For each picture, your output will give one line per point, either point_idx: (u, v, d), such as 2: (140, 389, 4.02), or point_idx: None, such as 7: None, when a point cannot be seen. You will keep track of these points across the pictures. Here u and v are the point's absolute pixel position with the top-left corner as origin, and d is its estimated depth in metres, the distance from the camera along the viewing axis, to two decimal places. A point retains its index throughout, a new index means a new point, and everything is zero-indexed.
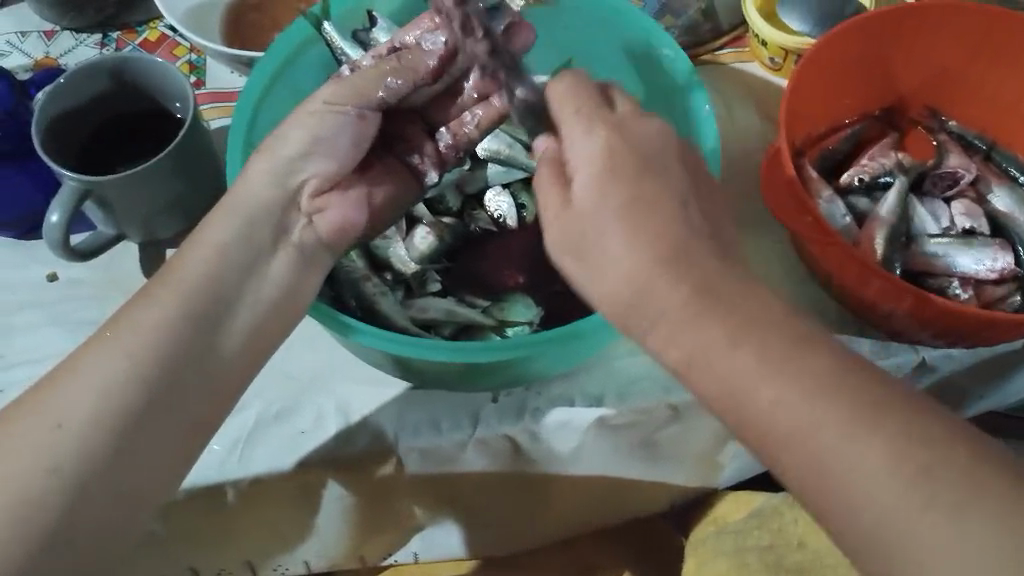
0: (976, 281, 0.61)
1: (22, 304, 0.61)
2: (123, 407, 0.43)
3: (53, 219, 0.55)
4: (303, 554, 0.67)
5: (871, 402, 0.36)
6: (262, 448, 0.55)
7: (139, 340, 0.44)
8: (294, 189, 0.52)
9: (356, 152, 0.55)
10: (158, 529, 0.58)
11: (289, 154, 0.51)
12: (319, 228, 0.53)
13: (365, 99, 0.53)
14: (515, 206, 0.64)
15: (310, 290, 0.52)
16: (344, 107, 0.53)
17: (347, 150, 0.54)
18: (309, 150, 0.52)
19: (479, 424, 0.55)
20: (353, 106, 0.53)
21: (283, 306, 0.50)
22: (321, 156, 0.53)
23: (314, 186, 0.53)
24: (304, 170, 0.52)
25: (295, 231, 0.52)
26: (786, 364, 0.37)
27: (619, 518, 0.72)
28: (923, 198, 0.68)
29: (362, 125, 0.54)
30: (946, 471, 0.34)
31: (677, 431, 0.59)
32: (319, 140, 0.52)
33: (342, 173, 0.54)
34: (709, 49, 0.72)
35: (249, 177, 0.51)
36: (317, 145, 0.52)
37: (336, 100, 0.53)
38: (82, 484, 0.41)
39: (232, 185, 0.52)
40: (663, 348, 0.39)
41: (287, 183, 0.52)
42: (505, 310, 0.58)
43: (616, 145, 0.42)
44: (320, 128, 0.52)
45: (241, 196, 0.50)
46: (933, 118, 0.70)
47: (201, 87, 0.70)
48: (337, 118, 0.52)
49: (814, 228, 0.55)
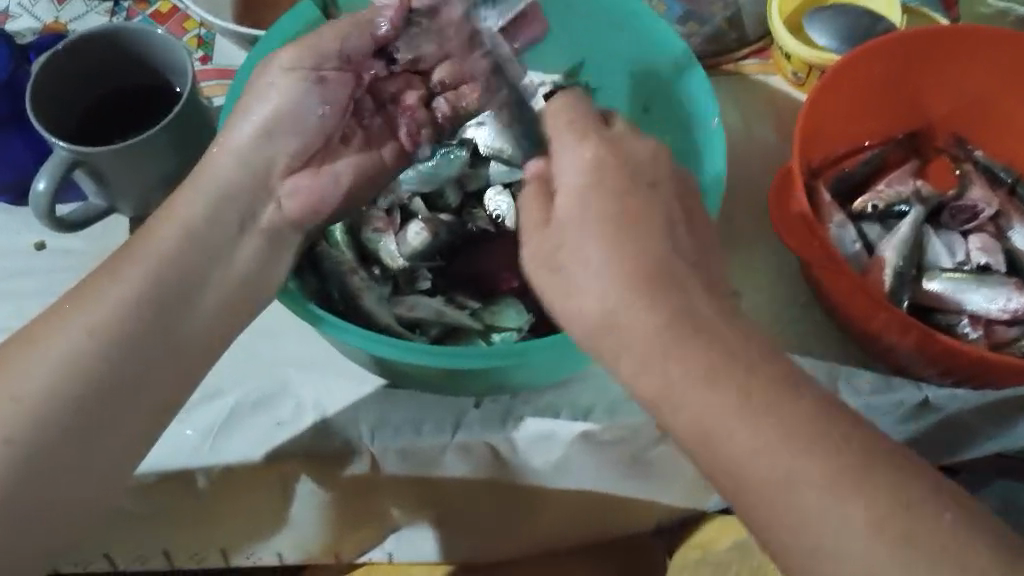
0: (987, 321, 0.59)
1: (7, 271, 0.60)
2: (84, 383, 0.42)
3: (40, 187, 0.53)
4: (276, 545, 0.65)
5: (841, 437, 0.35)
6: (236, 436, 0.53)
7: (101, 314, 0.43)
8: (267, 169, 0.51)
9: (322, 123, 0.54)
10: (124, 509, 0.56)
11: (249, 132, 0.51)
12: (288, 210, 0.52)
13: (321, 58, 0.53)
14: (515, 207, 0.62)
15: (278, 277, 0.50)
16: (303, 74, 0.52)
17: (311, 120, 0.53)
18: (273, 124, 0.51)
19: (460, 428, 0.54)
20: (311, 70, 0.52)
21: (250, 288, 0.49)
22: (289, 129, 0.52)
23: (285, 165, 0.52)
24: (272, 149, 0.51)
25: (264, 214, 0.51)
26: (767, 403, 0.36)
27: (616, 532, 0.70)
28: (939, 230, 0.65)
29: (322, 88, 0.53)
30: (931, 530, 0.33)
31: (666, 451, 0.57)
32: (283, 112, 0.52)
33: (310, 153, 0.54)
34: (733, 59, 0.69)
35: (215, 157, 0.50)
36: (282, 116, 0.51)
37: (297, 66, 0.52)
38: (35, 460, 0.40)
39: (196, 168, 0.51)
40: (642, 374, 0.38)
41: (256, 166, 0.51)
42: (495, 314, 0.56)
43: (609, 164, 0.41)
44: (284, 101, 0.51)
45: (208, 174, 0.50)
46: (959, 145, 0.67)
47: (208, 63, 0.69)
48: (294, 86, 0.52)
49: (822, 254, 0.53)
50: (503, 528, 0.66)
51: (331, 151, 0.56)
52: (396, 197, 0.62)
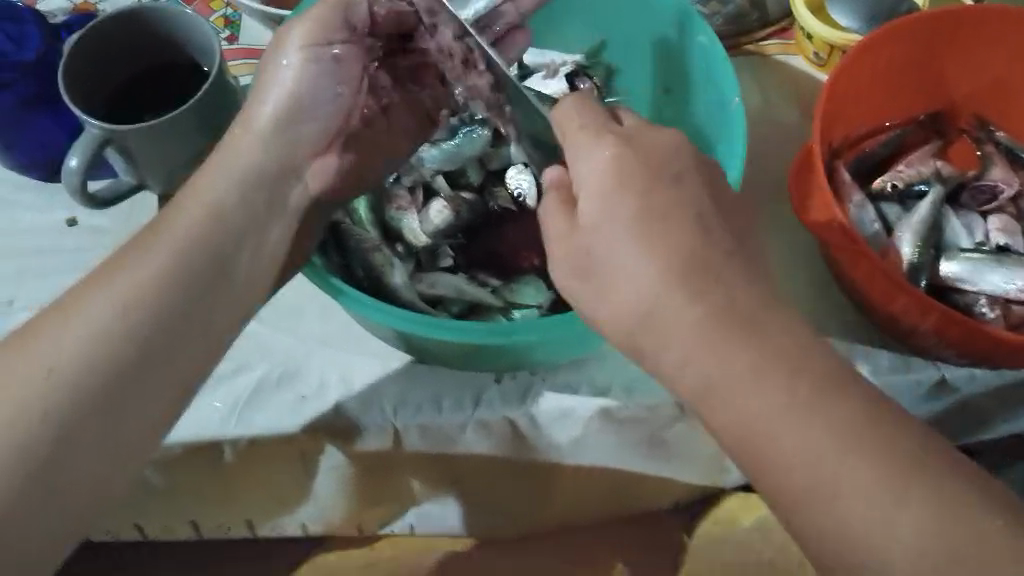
0: (1006, 301, 0.59)
1: (40, 246, 0.62)
2: (117, 358, 0.43)
3: (72, 163, 0.55)
4: (301, 517, 0.67)
5: None
6: (262, 410, 0.55)
7: (134, 290, 0.45)
8: (292, 155, 0.52)
9: (339, 102, 0.55)
10: (152, 481, 0.58)
11: (270, 114, 0.52)
12: (313, 191, 0.53)
13: (330, 37, 0.53)
14: (536, 184, 0.63)
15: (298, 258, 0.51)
16: (316, 51, 0.52)
17: (330, 100, 0.54)
18: (292, 105, 0.52)
19: (480, 405, 0.55)
20: (320, 49, 0.52)
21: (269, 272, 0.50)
22: (308, 113, 0.53)
23: (312, 148, 0.53)
24: (295, 135, 0.52)
25: (290, 194, 0.52)
26: None
27: (634, 510, 0.71)
28: (959, 210, 0.65)
29: (339, 68, 0.54)
30: None
31: (684, 429, 0.57)
32: (302, 98, 0.52)
33: (333, 132, 0.54)
34: (754, 39, 0.70)
35: (237, 137, 0.51)
36: (300, 100, 0.52)
37: (310, 41, 0.52)
38: (69, 433, 0.42)
39: (221, 146, 0.52)
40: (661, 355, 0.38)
41: (279, 153, 0.52)
42: (514, 291, 0.57)
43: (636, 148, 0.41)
44: (300, 80, 0.52)
45: (235, 156, 0.51)
46: (980, 128, 0.68)
47: (234, 43, 0.70)
48: (305, 65, 0.52)
49: (843, 236, 0.53)
50: (520, 506, 0.68)
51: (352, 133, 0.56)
52: (418, 175, 0.63)
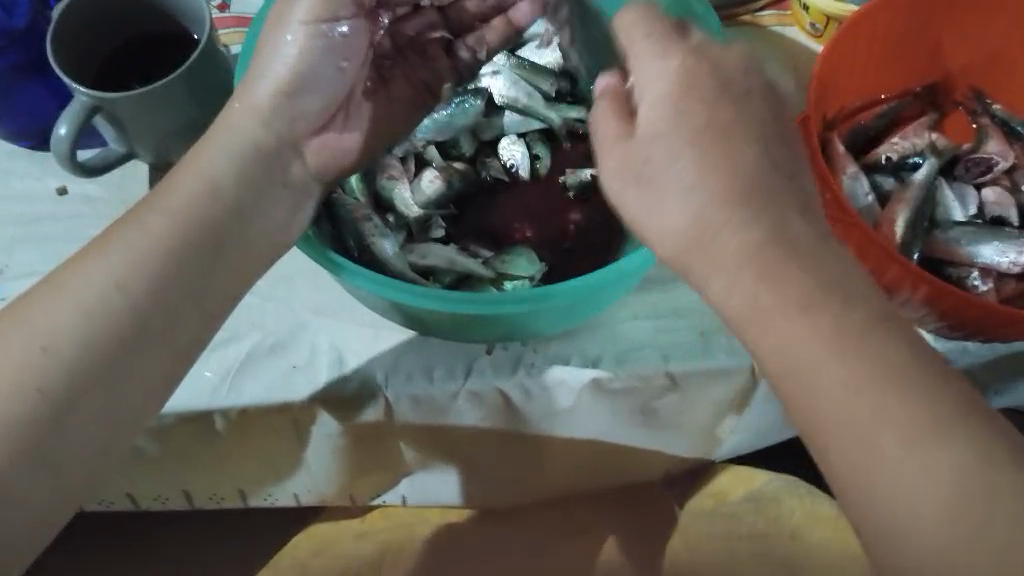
0: (999, 274, 0.59)
1: (32, 215, 0.61)
2: (113, 331, 0.43)
3: (61, 132, 0.54)
4: (293, 487, 0.67)
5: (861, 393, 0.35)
6: (255, 380, 0.55)
7: (130, 263, 0.44)
8: (284, 131, 0.51)
9: (342, 78, 0.53)
10: (145, 449, 0.58)
11: (270, 88, 0.50)
12: (311, 165, 0.52)
13: (336, 13, 0.50)
14: (529, 157, 0.63)
15: (297, 229, 0.51)
16: (321, 27, 0.50)
17: (334, 76, 0.52)
18: (293, 79, 0.50)
19: (472, 375, 0.55)
20: (327, 24, 0.50)
21: (267, 244, 0.49)
22: (310, 92, 0.51)
23: (310, 125, 0.52)
24: (297, 110, 0.51)
25: (287, 167, 0.51)
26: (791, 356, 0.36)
27: (620, 476, 0.71)
28: (952, 182, 0.65)
29: (345, 44, 0.52)
30: None
31: (676, 400, 0.57)
32: (305, 76, 0.50)
33: (334, 108, 0.53)
34: (749, 10, 0.69)
35: (235, 112, 0.50)
36: (300, 82, 0.50)
37: (315, 18, 0.49)
38: (66, 404, 0.42)
39: (219, 118, 0.51)
40: None
41: (279, 126, 0.50)
42: (507, 263, 0.56)
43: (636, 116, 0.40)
44: (302, 56, 0.50)
45: (227, 128, 0.50)
46: (976, 100, 0.67)
47: (225, 11, 0.69)
48: (311, 42, 0.50)
49: (835, 207, 0.53)
50: (515, 477, 0.68)
51: (352, 103, 0.55)
52: (411, 145, 0.63)
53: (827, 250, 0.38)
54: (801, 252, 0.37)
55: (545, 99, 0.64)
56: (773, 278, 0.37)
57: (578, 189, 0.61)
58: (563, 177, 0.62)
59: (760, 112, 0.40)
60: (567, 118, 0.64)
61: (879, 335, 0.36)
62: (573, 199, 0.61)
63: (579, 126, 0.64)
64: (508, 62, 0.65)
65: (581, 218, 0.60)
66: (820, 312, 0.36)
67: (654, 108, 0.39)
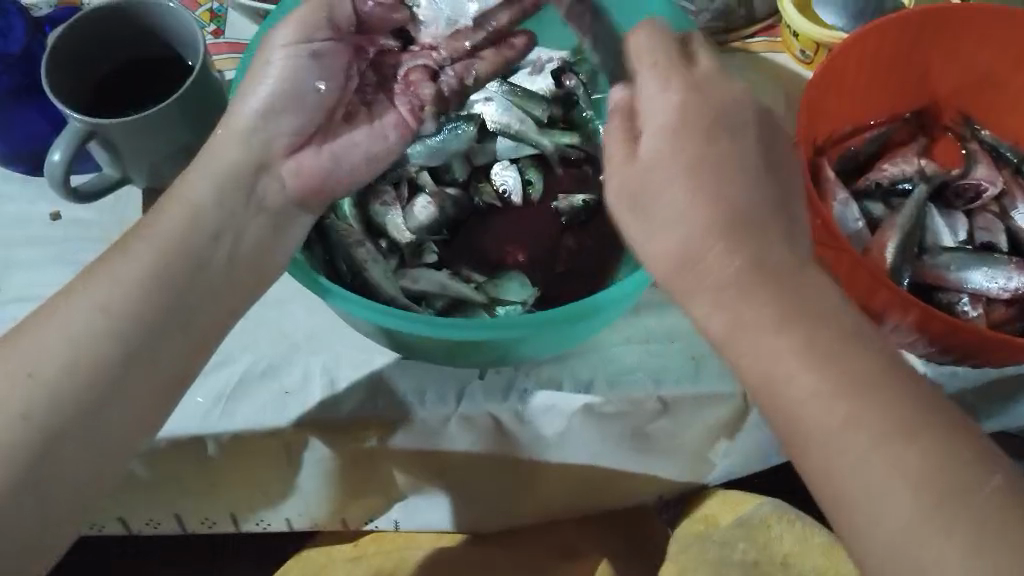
0: (988, 299, 0.59)
1: (25, 239, 0.61)
2: (99, 360, 0.43)
3: (55, 157, 0.54)
4: (285, 511, 0.66)
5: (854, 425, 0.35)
6: (247, 404, 0.55)
7: (117, 293, 0.44)
8: (265, 155, 0.51)
9: (322, 100, 0.53)
10: (136, 473, 0.58)
11: (249, 111, 0.51)
12: (290, 189, 0.52)
13: (315, 34, 0.52)
14: (521, 181, 0.64)
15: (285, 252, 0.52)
16: (298, 50, 0.51)
17: (312, 99, 0.52)
18: (274, 101, 0.51)
19: (464, 399, 0.55)
20: (307, 46, 0.52)
21: (255, 267, 0.50)
22: (291, 113, 0.52)
23: (286, 145, 0.52)
24: (273, 130, 0.51)
25: (265, 190, 0.51)
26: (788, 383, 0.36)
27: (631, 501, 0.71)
28: (941, 209, 0.66)
29: (320, 65, 0.53)
30: (939, 513, 0.34)
31: (669, 423, 0.57)
32: (285, 95, 0.51)
33: (308, 130, 0.53)
34: (740, 36, 0.70)
35: (216, 138, 0.51)
36: (279, 102, 0.51)
37: (293, 41, 0.51)
38: (54, 435, 0.42)
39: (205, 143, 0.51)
40: None
41: (257, 146, 0.51)
42: (499, 287, 0.57)
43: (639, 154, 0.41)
44: (281, 78, 0.51)
45: (213, 154, 0.50)
46: (965, 125, 0.68)
47: (220, 37, 0.70)
48: (289, 62, 0.51)
49: (824, 231, 0.53)
50: (512, 501, 0.68)
51: (328, 131, 0.54)
52: (403, 171, 0.62)
53: (805, 276, 0.39)
54: (788, 282, 0.38)
55: (538, 125, 0.65)
56: (765, 301, 0.38)
57: (572, 214, 0.62)
58: (557, 203, 0.63)
59: (755, 148, 0.41)
60: (558, 144, 0.65)
61: (869, 364, 0.37)
62: (566, 225, 0.62)
63: (571, 153, 0.66)
64: (500, 88, 0.66)
65: (577, 243, 0.60)
66: (798, 329, 0.37)
67: (674, 124, 0.41)
